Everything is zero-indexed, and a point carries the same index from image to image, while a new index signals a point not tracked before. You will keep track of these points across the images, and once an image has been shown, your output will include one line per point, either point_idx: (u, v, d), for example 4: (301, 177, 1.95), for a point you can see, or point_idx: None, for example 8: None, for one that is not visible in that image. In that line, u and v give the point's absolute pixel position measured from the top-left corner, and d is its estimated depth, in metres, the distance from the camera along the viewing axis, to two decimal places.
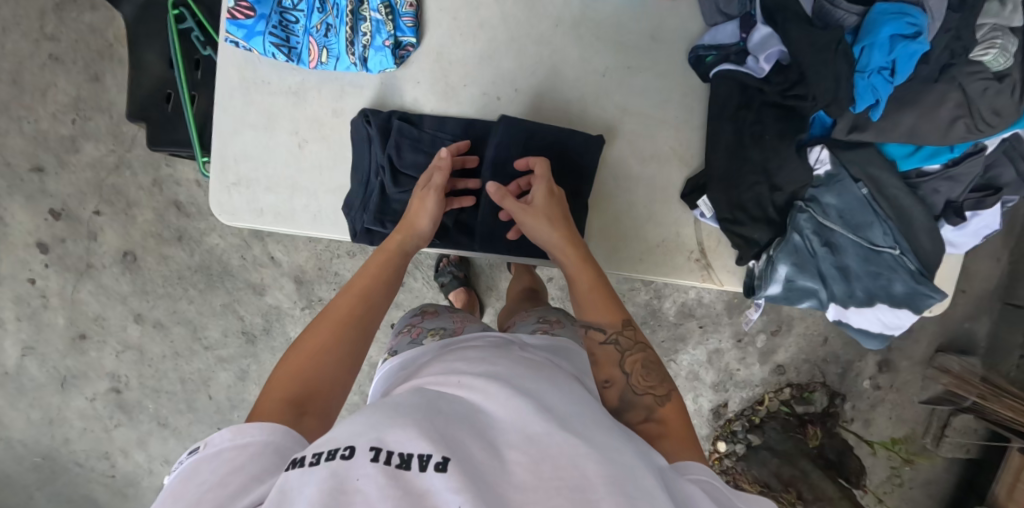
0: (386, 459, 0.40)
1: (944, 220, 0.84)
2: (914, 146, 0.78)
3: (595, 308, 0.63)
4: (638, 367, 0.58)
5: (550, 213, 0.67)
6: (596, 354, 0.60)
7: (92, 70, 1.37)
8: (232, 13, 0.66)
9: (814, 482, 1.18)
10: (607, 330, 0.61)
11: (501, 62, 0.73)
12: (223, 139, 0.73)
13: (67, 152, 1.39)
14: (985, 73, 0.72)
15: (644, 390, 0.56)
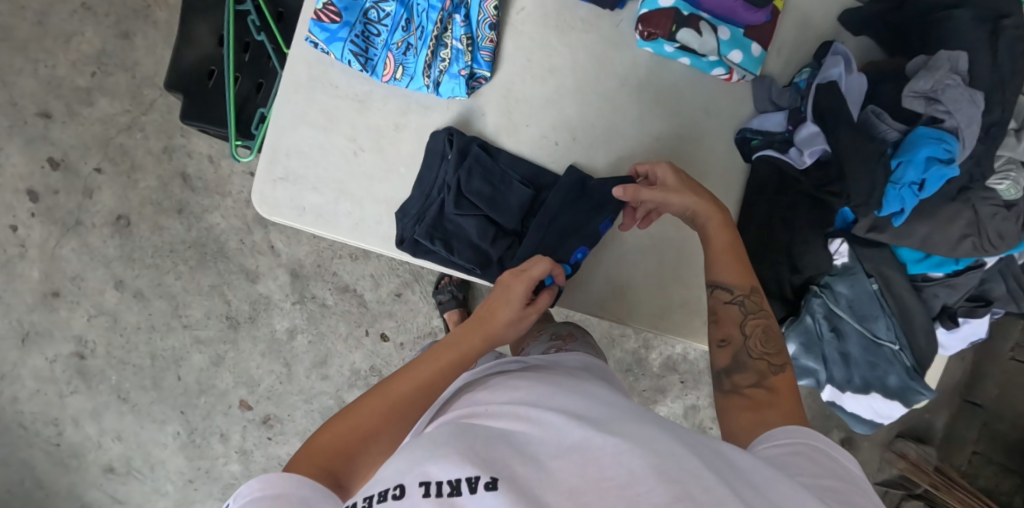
0: (435, 490, 0.40)
1: (939, 323, 0.89)
2: (923, 254, 0.83)
3: (726, 269, 0.64)
4: (756, 335, 0.60)
5: (691, 186, 0.67)
6: (719, 313, 0.63)
7: (122, 26, 1.34)
8: (318, 15, 0.67)
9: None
10: (735, 291, 0.62)
11: (565, 109, 0.75)
12: (278, 132, 0.71)
13: (80, 104, 1.35)
14: (997, 200, 0.79)
15: (758, 356, 0.58)
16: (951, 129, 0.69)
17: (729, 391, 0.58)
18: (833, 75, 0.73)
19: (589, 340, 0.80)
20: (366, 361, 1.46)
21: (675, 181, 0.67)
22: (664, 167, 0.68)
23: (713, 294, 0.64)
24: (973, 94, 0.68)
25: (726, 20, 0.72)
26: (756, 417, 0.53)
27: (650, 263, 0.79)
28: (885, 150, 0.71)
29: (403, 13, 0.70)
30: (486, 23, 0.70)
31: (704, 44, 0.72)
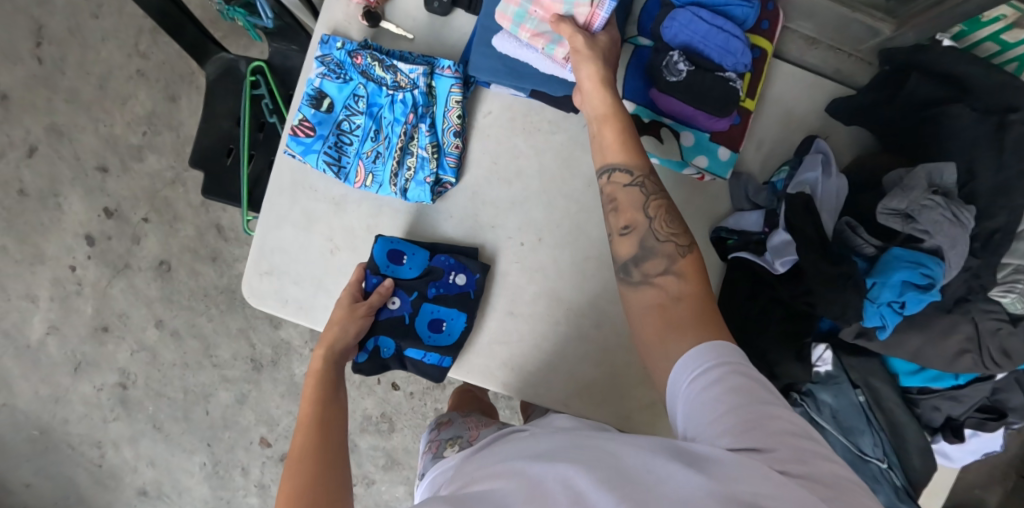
0: None
1: (941, 436, 0.82)
2: (917, 367, 0.78)
3: (615, 149, 0.65)
4: (663, 214, 0.63)
5: (603, 54, 0.66)
6: (619, 197, 0.64)
7: (170, 90, 1.48)
8: (294, 130, 0.75)
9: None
10: (635, 172, 0.63)
11: (531, 212, 0.78)
12: (265, 232, 0.77)
13: (132, 159, 1.49)
14: (1000, 314, 0.72)
15: (666, 238, 0.62)
16: (932, 250, 0.65)
17: (639, 281, 0.62)
18: (807, 181, 0.70)
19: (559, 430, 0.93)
20: (377, 408, 1.51)
21: (602, 49, 0.67)
22: (605, 34, 0.68)
23: (612, 179, 0.64)
24: (956, 211, 0.63)
25: (689, 125, 0.72)
26: (666, 318, 0.58)
27: (615, 364, 0.78)
28: (858, 269, 0.67)
29: (372, 124, 0.77)
30: (451, 131, 0.76)
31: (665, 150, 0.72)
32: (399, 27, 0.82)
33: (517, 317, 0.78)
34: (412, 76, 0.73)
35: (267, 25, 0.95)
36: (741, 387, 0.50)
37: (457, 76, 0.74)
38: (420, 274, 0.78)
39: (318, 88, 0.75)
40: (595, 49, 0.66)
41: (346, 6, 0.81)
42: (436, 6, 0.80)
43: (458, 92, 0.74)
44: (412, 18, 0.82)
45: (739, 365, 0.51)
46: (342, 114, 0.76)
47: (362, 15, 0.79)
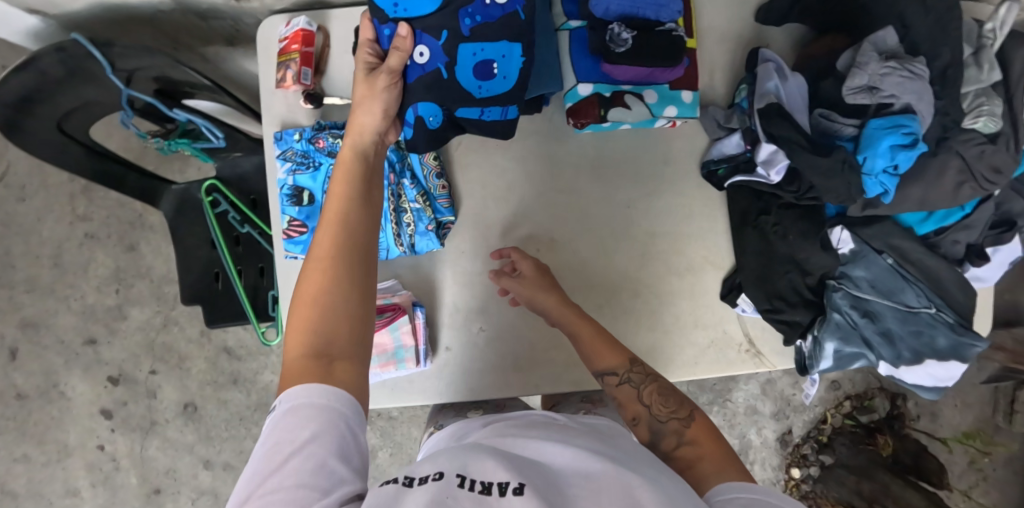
0: (469, 485, 0.46)
1: (968, 264, 0.87)
2: (925, 213, 0.82)
3: (603, 356, 0.72)
4: (655, 395, 0.68)
5: (539, 280, 0.76)
6: (618, 396, 0.70)
7: (127, 240, 1.44)
8: (288, 233, 0.79)
9: (895, 494, 1.47)
10: (620, 371, 0.70)
11: (533, 218, 0.83)
12: None
13: (115, 320, 1.45)
14: (979, 138, 0.76)
15: (667, 417, 0.66)
16: (902, 109, 0.69)
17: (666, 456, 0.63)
18: (770, 90, 0.74)
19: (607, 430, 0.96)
20: None
21: (534, 277, 0.76)
22: (530, 260, 0.78)
23: (605, 380, 0.71)
24: (913, 69, 0.68)
25: (648, 83, 0.75)
26: (696, 466, 0.60)
27: (662, 321, 0.84)
28: (847, 151, 0.70)
29: None
30: (432, 175, 0.79)
31: (636, 114, 0.75)
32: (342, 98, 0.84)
33: None
34: None
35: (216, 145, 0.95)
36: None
37: None
38: (439, 9, 0.69)
39: (293, 185, 0.79)
40: (528, 281, 0.76)
41: (284, 96, 0.84)
42: None
43: None
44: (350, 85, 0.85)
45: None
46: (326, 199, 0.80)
47: (304, 99, 0.82)
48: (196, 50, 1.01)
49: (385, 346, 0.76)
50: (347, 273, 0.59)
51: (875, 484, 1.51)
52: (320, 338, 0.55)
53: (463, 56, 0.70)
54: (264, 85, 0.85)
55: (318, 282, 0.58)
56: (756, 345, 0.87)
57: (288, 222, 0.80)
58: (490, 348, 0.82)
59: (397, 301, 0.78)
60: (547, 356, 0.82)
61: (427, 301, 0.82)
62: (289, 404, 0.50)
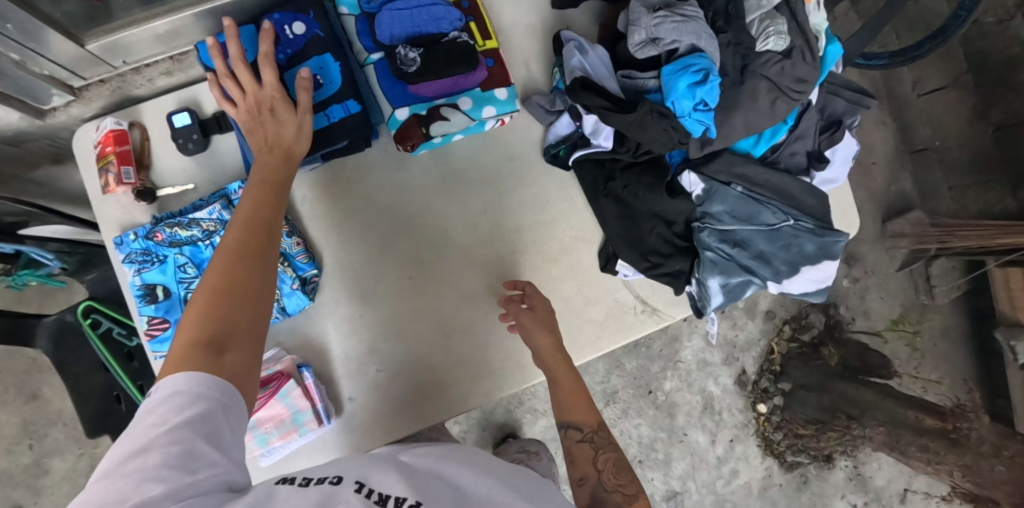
0: (365, 492, 0.48)
1: (813, 170, 0.91)
2: (755, 136, 0.86)
3: (574, 411, 0.77)
4: (610, 467, 0.73)
5: (549, 321, 0.79)
6: (575, 451, 0.74)
7: (27, 390, 1.35)
8: (150, 333, 0.77)
9: (852, 399, 1.52)
10: (586, 429, 0.76)
11: (399, 249, 0.84)
12: None
13: (36, 477, 1.35)
14: (775, 57, 0.81)
15: (614, 487, 0.72)
16: (690, 50, 0.72)
17: None
18: (576, 66, 0.78)
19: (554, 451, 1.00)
20: None
21: (545, 316, 0.79)
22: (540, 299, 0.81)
23: (567, 433, 0.76)
24: (682, 12, 0.73)
25: (459, 92, 0.79)
26: None
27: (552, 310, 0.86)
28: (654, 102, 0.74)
29: None
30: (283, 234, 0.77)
31: (456, 123, 0.79)
32: (175, 185, 0.82)
33: (452, 335, 0.84)
34: (215, 217, 0.77)
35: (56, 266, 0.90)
36: None
37: None
38: (260, 53, 0.79)
39: (144, 283, 0.77)
40: (540, 318, 0.79)
41: (116, 200, 0.81)
42: (190, 145, 0.81)
43: None
44: (181, 171, 0.83)
45: None
46: (181, 289, 0.78)
47: (137, 197, 0.79)
48: (24, 177, 0.96)
49: (281, 415, 0.75)
50: (252, 283, 0.58)
51: (834, 396, 1.56)
52: (210, 326, 0.54)
53: (291, 80, 0.79)
54: (91, 194, 0.81)
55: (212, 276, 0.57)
56: (651, 303, 0.89)
57: (147, 322, 0.77)
58: (394, 387, 0.81)
59: (280, 367, 0.76)
60: (449, 377, 0.83)
61: (318, 360, 0.81)
62: (174, 389, 0.49)
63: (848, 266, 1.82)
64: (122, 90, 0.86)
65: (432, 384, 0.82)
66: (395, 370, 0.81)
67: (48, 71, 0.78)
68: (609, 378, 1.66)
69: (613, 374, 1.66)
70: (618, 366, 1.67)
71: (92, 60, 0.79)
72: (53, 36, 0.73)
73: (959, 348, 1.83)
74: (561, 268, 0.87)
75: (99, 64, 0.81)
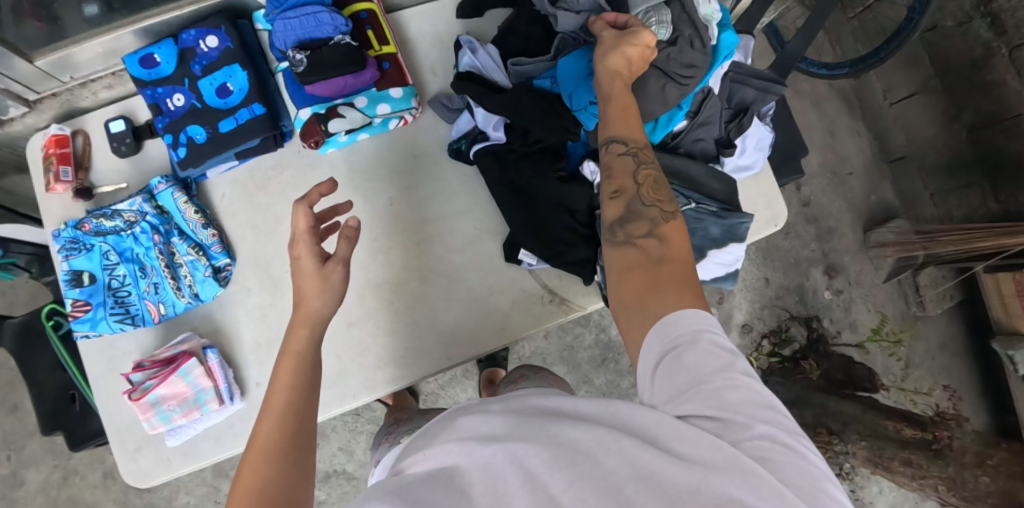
0: None
1: (723, 156, 0.93)
2: (651, 122, 0.88)
3: (621, 125, 0.69)
4: (651, 182, 0.66)
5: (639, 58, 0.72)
6: (613, 163, 0.67)
7: (8, 402, 1.41)
8: (73, 315, 0.81)
9: (835, 411, 1.43)
10: (628, 142, 0.67)
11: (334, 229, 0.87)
12: (111, 416, 0.82)
13: (12, 489, 1.40)
14: (660, 45, 0.84)
15: (651, 202, 0.65)
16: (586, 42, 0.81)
17: (620, 239, 0.64)
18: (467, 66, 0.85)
19: (542, 371, 0.95)
20: None
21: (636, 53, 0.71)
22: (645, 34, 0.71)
23: (611, 146, 0.68)
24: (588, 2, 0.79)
25: (354, 92, 0.84)
26: (646, 277, 0.59)
27: (459, 299, 0.87)
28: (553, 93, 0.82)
29: (134, 265, 0.83)
30: (199, 226, 0.83)
31: (353, 120, 0.83)
32: (110, 184, 0.87)
33: (357, 324, 0.86)
34: (136, 208, 0.82)
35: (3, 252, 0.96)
36: (689, 349, 0.51)
37: (171, 184, 0.83)
38: (180, 66, 0.82)
39: (71, 269, 0.82)
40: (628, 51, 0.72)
41: (58, 198, 0.86)
42: (124, 148, 0.86)
43: (182, 195, 0.83)
44: (117, 171, 0.88)
45: (709, 334, 0.52)
46: (105, 275, 0.82)
47: (76, 195, 0.85)
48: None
49: (184, 394, 0.79)
50: (293, 466, 0.57)
51: (815, 410, 1.48)
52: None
53: (203, 89, 0.82)
54: (37, 191, 0.87)
55: (254, 481, 0.54)
56: (562, 293, 0.90)
57: (72, 304, 0.81)
58: (397, 343, 0.86)
59: (186, 347, 0.81)
60: (432, 343, 0.86)
61: (228, 344, 0.84)
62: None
63: (829, 277, 1.74)
64: (70, 103, 0.91)
65: (339, 369, 0.85)
66: (387, 331, 0.86)
67: (3, 86, 0.83)
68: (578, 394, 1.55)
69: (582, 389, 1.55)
70: (587, 382, 1.56)
71: (42, 76, 0.85)
72: (6, 57, 0.79)
73: (959, 361, 1.72)
74: (468, 259, 0.88)
75: (49, 79, 0.86)
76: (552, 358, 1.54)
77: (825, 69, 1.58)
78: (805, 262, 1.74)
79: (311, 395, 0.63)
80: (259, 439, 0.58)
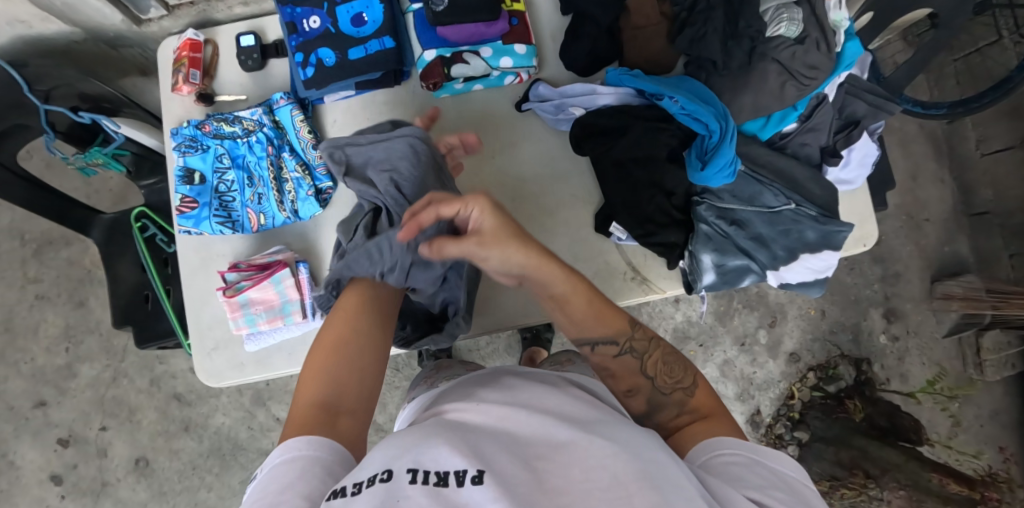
0: (423, 479, 0.42)
1: (825, 164, 0.92)
2: (763, 118, 0.88)
3: (595, 327, 0.67)
4: (660, 364, 0.67)
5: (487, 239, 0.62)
6: (613, 367, 0.68)
7: (76, 297, 1.48)
8: (180, 210, 0.84)
9: (874, 456, 1.33)
10: (620, 341, 0.68)
11: None
12: (198, 313, 0.86)
13: (65, 379, 1.46)
14: (787, 42, 0.83)
15: (670, 389, 0.65)
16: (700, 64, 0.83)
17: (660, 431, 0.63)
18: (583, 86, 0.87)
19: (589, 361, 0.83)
20: None
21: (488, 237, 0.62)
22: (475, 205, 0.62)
23: (599, 351, 0.68)
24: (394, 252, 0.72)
25: (482, 42, 0.84)
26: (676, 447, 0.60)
27: None
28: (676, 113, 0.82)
29: (243, 173, 0.86)
30: (309, 147, 0.86)
31: (475, 68, 0.84)
32: (231, 94, 0.91)
33: None
34: (256, 118, 0.85)
35: (120, 142, 0.98)
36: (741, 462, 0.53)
37: (291, 101, 0.86)
38: None
39: (185, 167, 0.85)
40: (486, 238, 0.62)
41: (181, 98, 0.90)
42: (250, 63, 0.89)
43: (300, 113, 0.85)
44: (240, 84, 0.91)
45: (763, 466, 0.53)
46: (215, 178, 0.85)
47: (198, 99, 0.88)
48: (113, 82, 1.10)
49: (272, 301, 0.81)
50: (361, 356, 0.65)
51: (853, 452, 1.36)
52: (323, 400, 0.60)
53: (340, 16, 0.84)
54: (162, 88, 0.90)
55: (322, 369, 0.63)
56: (643, 273, 0.90)
57: (180, 199, 0.85)
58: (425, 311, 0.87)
59: (280, 258, 0.84)
60: None
61: (317, 263, 0.87)
62: (281, 457, 0.52)
63: (887, 321, 1.63)
64: (205, 13, 0.94)
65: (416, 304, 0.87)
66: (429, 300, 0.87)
67: None
68: None
69: None
70: None
71: None
72: None
73: (1016, 436, 1.58)
74: (557, 221, 0.89)
75: None
76: None
77: (921, 107, 1.48)
78: (865, 302, 1.64)
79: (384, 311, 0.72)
80: (329, 335, 0.66)
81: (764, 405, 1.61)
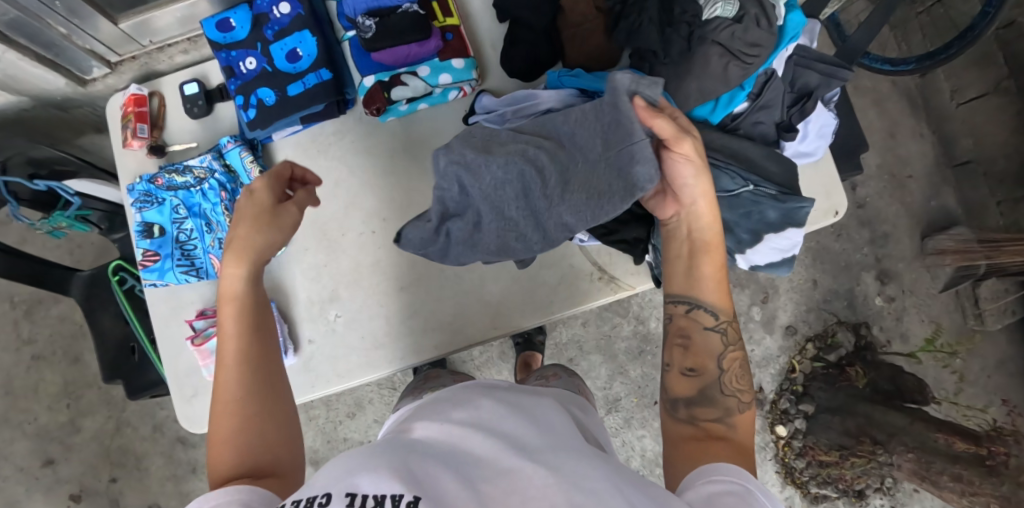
0: (361, 502, 0.41)
1: (783, 140, 0.92)
2: (711, 102, 0.87)
3: (712, 292, 0.67)
4: (733, 368, 0.66)
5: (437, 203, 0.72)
6: (694, 338, 0.67)
7: (71, 353, 1.49)
8: (143, 264, 0.85)
9: (881, 422, 1.29)
10: (719, 318, 0.67)
11: (387, 194, 0.89)
12: (173, 362, 0.87)
13: (70, 435, 1.48)
14: (725, 22, 0.81)
15: (730, 391, 0.65)
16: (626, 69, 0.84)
17: (686, 419, 0.64)
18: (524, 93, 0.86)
19: (574, 377, 0.83)
20: None
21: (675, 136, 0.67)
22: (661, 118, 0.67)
23: (694, 314, 0.67)
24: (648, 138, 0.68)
25: (418, 62, 0.84)
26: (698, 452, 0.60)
27: (510, 271, 0.88)
28: None
29: (201, 221, 0.86)
30: None
31: (415, 88, 0.84)
32: (181, 143, 0.91)
33: (407, 289, 0.88)
34: (205, 165, 0.85)
35: (80, 204, 0.99)
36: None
37: (239, 144, 0.85)
38: (253, 29, 0.85)
39: (143, 221, 0.86)
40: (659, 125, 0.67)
41: (134, 153, 0.90)
42: (196, 110, 0.90)
43: (249, 155, 0.86)
44: (189, 131, 0.92)
45: None
46: (174, 229, 0.86)
47: (149, 152, 0.88)
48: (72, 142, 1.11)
49: None
50: (263, 399, 0.59)
51: (859, 419, 1.34)
52: (245, 459, 0.56)
53: (275, 53, 0.84)
54: (114, 146, 0.91)
55: (223, 418, 0.57)
56: (610, 271, 0.89)
57: (142, 254, 0.86)
58: (405, 323, 0.87)
59: None
60: (479, 313, 0.88)
61: (284, 300, 0.88)
62: None
63: (881, 283, 1.61)
64: (148, 66, 0.95)
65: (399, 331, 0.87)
66: (418, 312, 0.87)
67: (88, 46, 0.87)
68: (612, 386, 1.46)
69: (616, 381, 1.46)
70: (622, 373, 1.47)
71: (125, 39, 0.89)
72: (93, 19, 0.82)
73: None
74: None
75: (129, 42, 0.90)
76: (588, 347, 1.47)
77: (887, 65, 1.45)
78: (856, 267, 1.62)
79: (265, 330, 0.64)
80: (220, 386, 0.59)
81: (765, 380, 1.60)
